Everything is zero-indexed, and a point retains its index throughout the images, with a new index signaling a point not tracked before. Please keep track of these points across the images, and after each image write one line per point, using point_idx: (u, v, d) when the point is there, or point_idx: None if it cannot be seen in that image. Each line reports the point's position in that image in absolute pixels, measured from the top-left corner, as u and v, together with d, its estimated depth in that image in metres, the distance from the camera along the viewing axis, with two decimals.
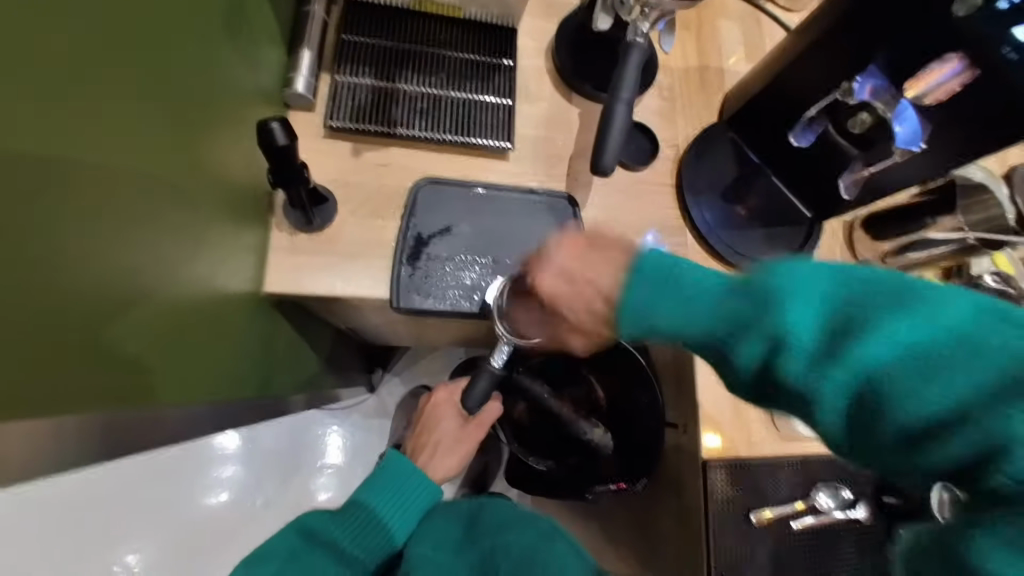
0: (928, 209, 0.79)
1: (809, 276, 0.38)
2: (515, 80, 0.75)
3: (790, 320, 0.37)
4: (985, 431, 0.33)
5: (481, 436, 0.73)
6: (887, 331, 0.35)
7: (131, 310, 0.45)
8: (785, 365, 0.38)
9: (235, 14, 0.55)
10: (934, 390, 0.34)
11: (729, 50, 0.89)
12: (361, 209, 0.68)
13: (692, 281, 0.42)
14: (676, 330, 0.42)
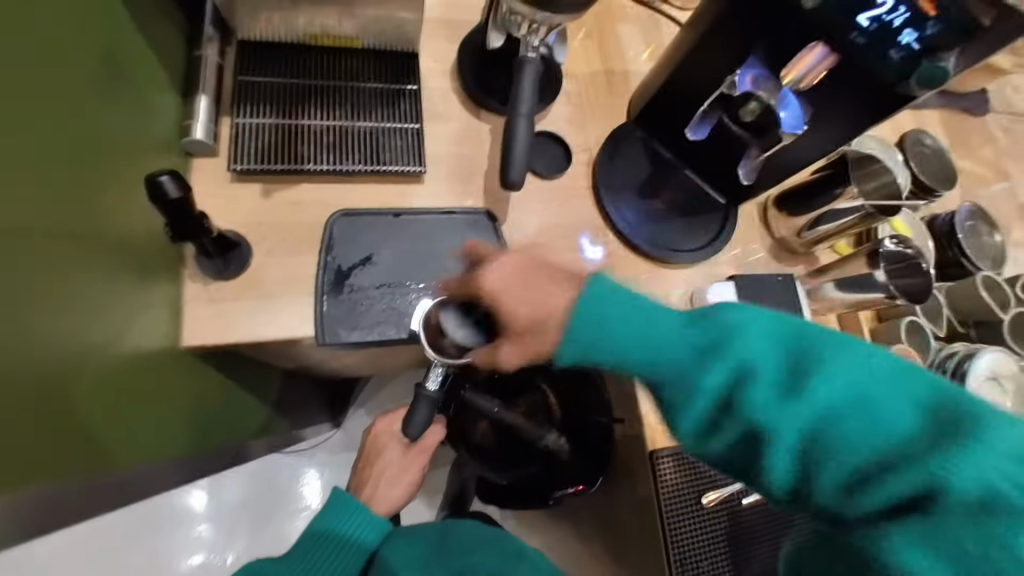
0: (831, 183, 0.84)
1: (761, 324, 0.46)
2: (422, 104, 0.76)
3: (746, 352, 0.45)
4: (905, 461, 0.40)
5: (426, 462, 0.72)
6: (829, 375, 0.43)
7: (21, 393, 0.43)
8: (741, 393, 0.44)
9: (115, 73, 0.53)
10: (866, 420, 0.41)
11: (631, 53, 0.92)
12: (277, 249, 0.67)
13: (652, 319, 0.49)
14: (628, 355, 0.49)
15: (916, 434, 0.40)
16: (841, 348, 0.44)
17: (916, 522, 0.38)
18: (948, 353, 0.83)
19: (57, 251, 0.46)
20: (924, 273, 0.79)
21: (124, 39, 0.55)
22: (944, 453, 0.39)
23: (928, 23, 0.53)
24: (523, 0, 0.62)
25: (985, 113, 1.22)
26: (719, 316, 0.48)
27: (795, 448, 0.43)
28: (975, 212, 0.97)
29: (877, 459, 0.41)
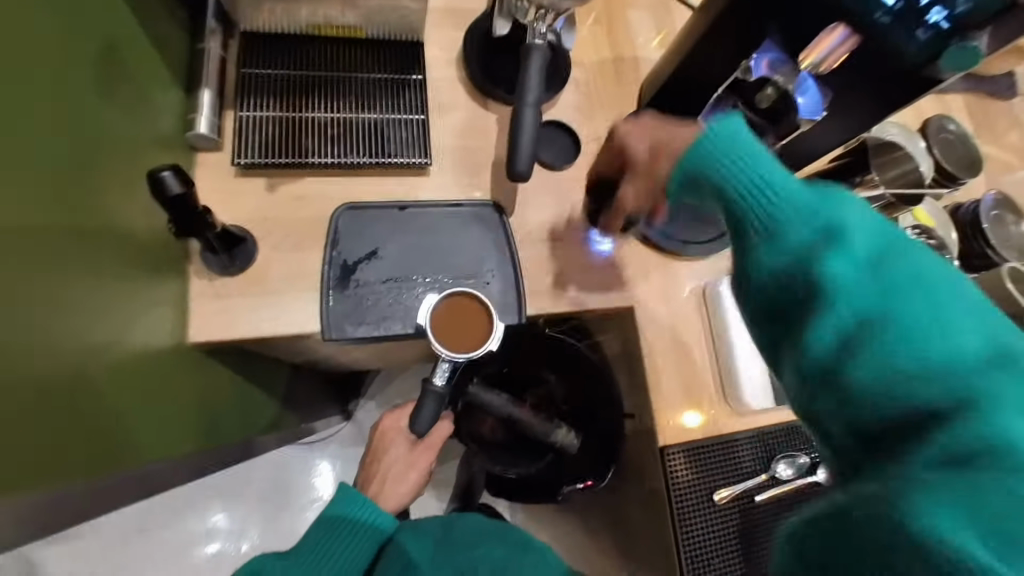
0: (849, 171, 0.80)
1: (874, 230, 0.42)
2: (428, 94, 0.75)
3: (852, 227, 0.41)
4: (982, 406, 0.35)
5: (432, 457, 0.71)
6: (923, 289, 0.39)
7: (26, 393, 0.42)
8: (834, 256, 0.40)
9: (114, 66, 0.52)
10: (949, 344, 0.37)
11: (641, 39, 0.90)
12: (283, 243, 0.67)
13: (781, 177, 0.44)
14: (738, 186, 0.45)
15: (997, 390, 0.36)
16: (950, 289, 0.40)
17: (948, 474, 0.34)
18: None
19: (62, 250, 0.45)
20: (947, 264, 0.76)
21: (125, 31, 0.54)
22: (1009, 410, 0.35)
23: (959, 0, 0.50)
24: None
25: (1011, 98, 1.18)
26: (873, 214, 0.44)
27: (844, 328, 0.40)
28: (999, 200, 0.93)
29: (948, 395, 0.36)
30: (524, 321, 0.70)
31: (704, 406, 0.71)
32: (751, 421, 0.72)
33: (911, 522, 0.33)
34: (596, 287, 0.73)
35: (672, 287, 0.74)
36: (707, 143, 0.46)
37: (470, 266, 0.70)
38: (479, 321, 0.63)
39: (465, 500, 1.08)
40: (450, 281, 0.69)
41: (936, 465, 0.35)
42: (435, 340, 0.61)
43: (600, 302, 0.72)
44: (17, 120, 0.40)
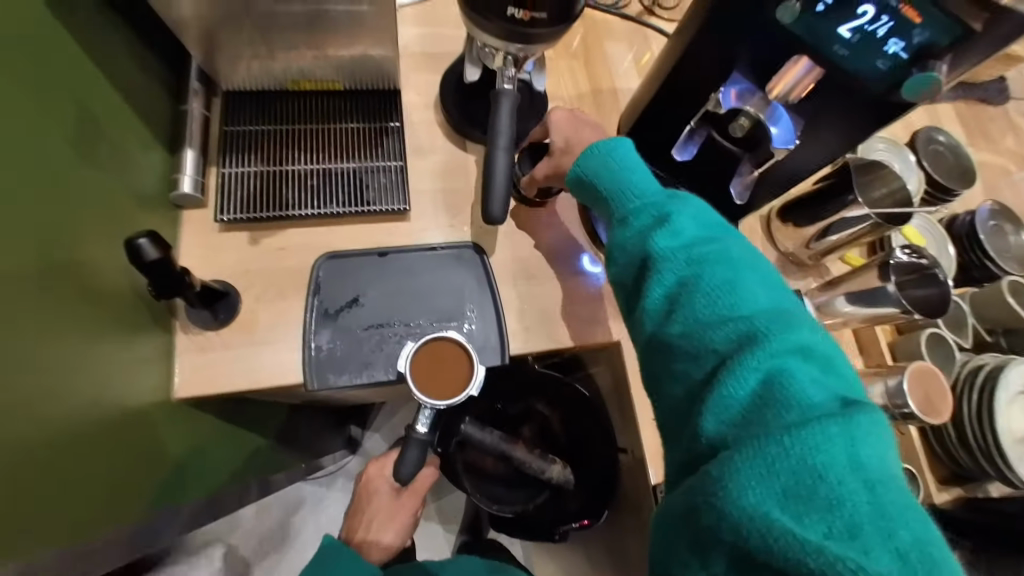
0: (833, 193, 0.79)
1: (706, 221, 0.53)
2: (406, 139, 0.77)
3: (682, 215, 0.52)
4: (759, 345, 0.43)
5: (416, 503, 0.71)
6: (731, 262, 0.49)
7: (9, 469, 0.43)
8: (662, 234, 0.51)
9: (92, 137, 0.54)
10: (742, 304, 0.47)
11: (619, 71, 0.91)
12: (267, 296, 0.68)
13: (642, 180, 0.57)
14: (609, 184, 0.57)
15: (777, 340, 0.44)
16: (755, 267, 0.50)
17: (737, 415, 0.42)
18: (974, 367, 0.77)
19: (34, 319, 0.46)
20: (942, 282, 0.74)
21: (104, 102, 0.56)
22: (787, 354, 0.43)
23: (915, 31, 0.46)
24: (495, 35, 0.62)
25: (1005, 102, 1.17)
26: (713, 214, 0.54)
27: (669, 290, 0.50)
28: (997, 209, 0.91)
29: (739, 343, 0.45)
30: (508, 360, 0.70)
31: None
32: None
33: (726, 491, 0.38)
34: (580, 323, 0.72)
35: None
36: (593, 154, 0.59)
37: (452, 308, 0.70)
38: (460, 368, 0.63)
39: (473, 534, 1.07)
40: (429, 325, 0.69)
41: (733, 407, 0.42)
42: (415, 387, 0.61)
43: (585, 339, 0.72)
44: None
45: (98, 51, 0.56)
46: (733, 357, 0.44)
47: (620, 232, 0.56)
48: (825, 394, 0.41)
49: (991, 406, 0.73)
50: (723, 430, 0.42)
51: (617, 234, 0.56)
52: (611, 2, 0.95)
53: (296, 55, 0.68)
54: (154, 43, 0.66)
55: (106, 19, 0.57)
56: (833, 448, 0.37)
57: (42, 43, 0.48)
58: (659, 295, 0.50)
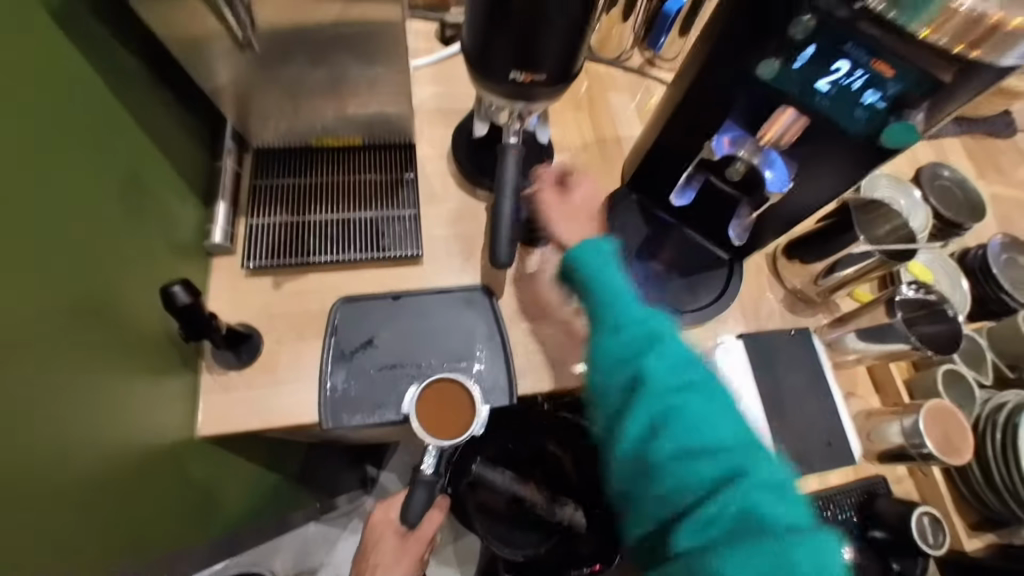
0: (835, 231, 0.80)
1: (678, 341, 0.59)
2: (420, 188, 0.82)
3: (662, 339, 0.58)
4: (737, 475, 0.52)
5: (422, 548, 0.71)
6: (701, 385, 0.57)
7: (52, 500, 0.47)
8: (649, 360, 0.57)
9: (139, 196, 0.61)
10: (714, 428, 0.55)
11: (622, 119, 0.96)
12: (286, 338, 0.72)
13: (622, 292, 0.61)
14: (595, 297, 0.62)
15: (748, 470, 0.53)
16: (715, 386, 0.58)
17: (720, 532, 0.51)
18: (997, 405, 0.75)
19: (79, 359, 0.50)
20: (951, 319, 0.73)
21: (150, 164, 0.63)
22: (759, 492, 0.51)
23: (888, 83, 0.49)
24: (501, 95, 0.68)
25: (1013, 134, 1.18)
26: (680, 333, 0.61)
27: (654, 414, 0.55)
28: (1007, 242, 0.90)
29: (721, 472, 0.53)
30: (515, 400, 0.71)
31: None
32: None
33: None
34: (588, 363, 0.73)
35: None
36: (584, 262, 0.62)
37: (461, 347, 0.73)
38: (464, 409, 0.65)
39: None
40: (440, 365, 0.72)
41: (716, 526, 0.51)
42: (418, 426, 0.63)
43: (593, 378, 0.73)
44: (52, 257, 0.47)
45: (145, 119, 0.63)
46: (714, 492, 0.52)
47: (599, 358, 0.60)
48: (789, 515, 0.52)
49: (1015, 444, 0.72)
50: (707, 543, 0.51)
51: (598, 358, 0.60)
52: (614, 55, 1.02)
53: (321, 115, 0.74)
54: (195, 108, 0.74)
55: (155, 91, 0.65)
56: (803, 566, 0.48)
57: (100, 117, 0.55)
58: (639, 427, 0.56)
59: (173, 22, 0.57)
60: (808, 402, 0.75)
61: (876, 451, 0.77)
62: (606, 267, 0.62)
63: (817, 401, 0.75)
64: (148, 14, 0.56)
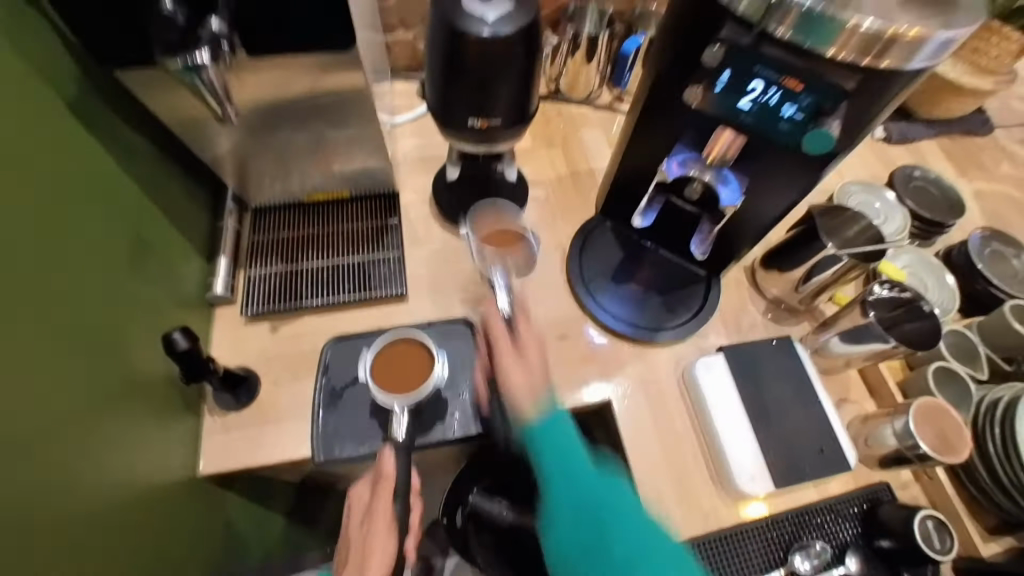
0: (803, 239, 0.81)
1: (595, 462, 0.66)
2: (404, 232, 0.88)
3: (586, 471, 0.64)
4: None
5: (387, 527, 0.60)
6: (615, 500, 0.62)
7: (76, 536, 0.51)
8: (576, 488, 0.63)
9: (144, 257, 0.68)
10: (630, 538, 0.60)
11: (593, 152, 1.01)
12: (283, 379, 0.77)
13: (552, 414, 0.68)
14: (530, 431, 0.67)
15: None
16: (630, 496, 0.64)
17: None
18: (992, 401, 0.73)
19: (92, 405, 0.56)
20: (928, 314, 0.74)
21: (154, 227, 0.71)
22: None
23: (801, 96, 0.54)
24: (466, 141, 0.74)
25: (991, 131, 1.19)
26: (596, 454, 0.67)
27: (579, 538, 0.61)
28: (986, 236, 0.90)
29: None
30: (500, 426, 0.74)
31: (697, 493, 0.73)
32: (754, 508, 0.72)
33: None
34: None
35: (649, 374, 0.80)
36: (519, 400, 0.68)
37: (447, 379, 0.77)
38: (413, 372, 0.71)
39: None
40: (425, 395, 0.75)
41: None
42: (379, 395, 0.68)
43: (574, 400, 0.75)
44: (66, 316, 0.54)
45: (154, 191, 0.71)
46: None
47: (539, 448, 0.66)
48: None
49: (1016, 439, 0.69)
50: None
51: (547, 458, 0.65)
52: (584, 95, 1.07)
53: (310, 174, 0.82)
54: (198, 177, 0.83)
55: (162, 167, 0.73)
56: None
57: (113, 192, 0.63)
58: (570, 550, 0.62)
59: (174, 106, 0.66)
60: (795, 410, 0.74)
61: (877, 456, 0.75)
62: (545, 407, 0.68)
63: (804, 407, 0.75)
64: (153, 102, 0.65)
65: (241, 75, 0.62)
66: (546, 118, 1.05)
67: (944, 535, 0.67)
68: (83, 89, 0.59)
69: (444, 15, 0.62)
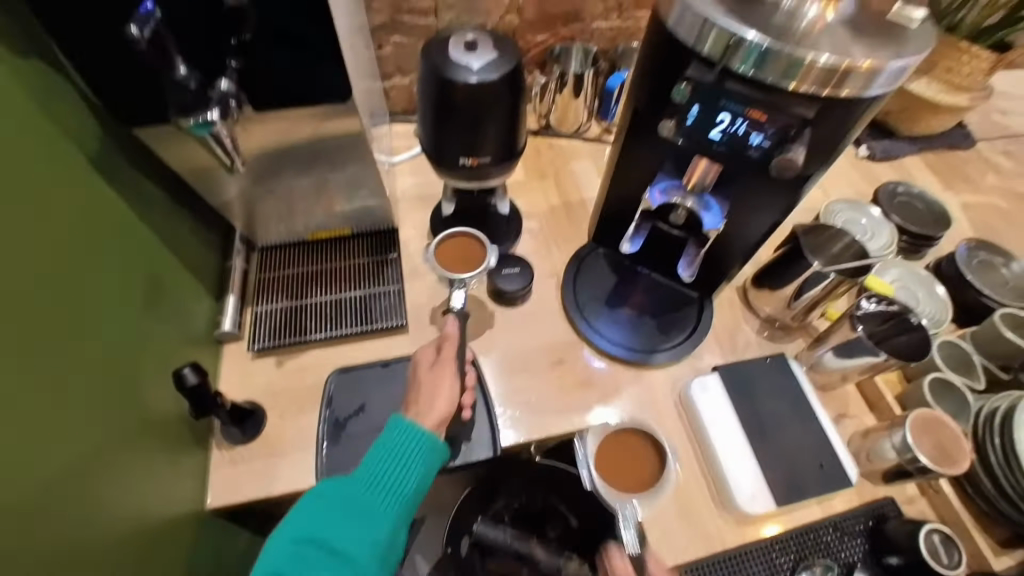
0: (788, 258, 0.83)
1: None
2: (404, 265, 0.92)
3: None
4: None
5: (454, 367, 0.73)
6: None
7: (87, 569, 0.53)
8: None
9: (157, 298, 0.71)
10: None
11: (584, 182, 1.05)
12: (289, 412, 0.80)
13: None
14: None
15: None
16: None
17: None
18: (990, 411, 0.74)
19: (104, 442, 0.58)
20: (917, 326, 0.75)
21: (166, 270, 0.75)
22: None
23: (766, 126, 0.57)
24: (459, 178, 0.78)
25: (973, 144, 1.22)
26: None
27: None
28: (973, 246, 0.92)
29: None
30: (499, 452, 0.76)
31: (699, 514, 0.73)
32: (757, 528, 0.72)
33: None
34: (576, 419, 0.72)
35: (645, 395, 0.81)
36: None
37: None
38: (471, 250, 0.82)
39: None
40: None
41: None
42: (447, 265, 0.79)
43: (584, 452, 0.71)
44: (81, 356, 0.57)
45: (167, 237, 0.76)
46: None
47: None
48: None
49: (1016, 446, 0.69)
50: None
51: None
52: (574, 128, 1.12)
53: (313, 215, 0.87)
54: (208, 221, 0.87)
55: (175, 214, 0.78)
56: None
57: (129, 237, 0.67)
58: None
59: (186, 158, 0.71)
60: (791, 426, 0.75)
61: (879, 472, 0.75)
62: None
63: (801, 422, 0.75)
64: (167, 154, 0.70)
65: (247, 126, 0.67)
66: (537, 151, 1.10)
67: (952, 549, 0.67)
68: (105, 146, 0.64)
69: (433, 65, 0.67)
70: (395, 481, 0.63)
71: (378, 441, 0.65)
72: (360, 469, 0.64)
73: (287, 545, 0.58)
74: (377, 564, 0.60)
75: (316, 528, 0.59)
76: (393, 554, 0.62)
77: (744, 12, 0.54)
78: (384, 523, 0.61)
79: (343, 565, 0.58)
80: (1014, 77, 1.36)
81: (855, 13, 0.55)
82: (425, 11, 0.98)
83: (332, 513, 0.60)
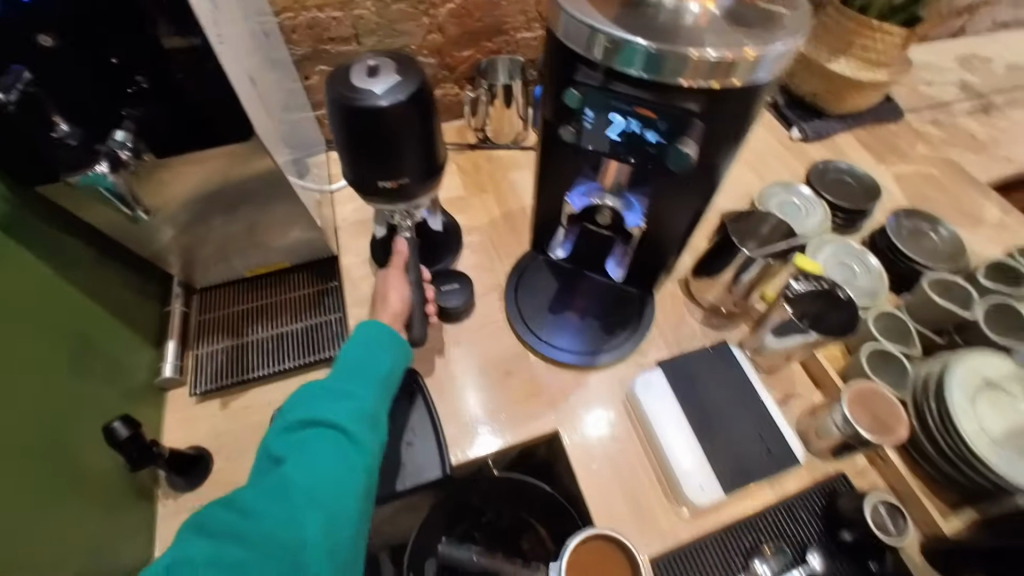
0: (719, 247, 0.84)
1: None
2: (346, 292, 0.92)
3: None
4: None
5: (402, 275, 0.78)
6: None
7: None
8: None
9: (88, 354, 0.70)
10: None
11: (523, 191, 1.06)
12: (237, 453, 0.79)
13: None
14: None
15: None
16: None
17: None
18: (924, 379, 0.75)
19: (43, 505, 0.57)
20: (846, 302, 0.76)
21: (97, 323, 0.74)
22: None
23: (657, 123, 0.58)
24: (383, 199, 0.78)
25: (901, 118, 1.25)
26: None
27: None
28: (902, 216, 0.94)
29: None
30: (446, 472, 0.74)
31: (652, 511, 0.73)
32: (703, 521, 0.72)
33: None
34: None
35: (595, 397, 0.81)
36: None
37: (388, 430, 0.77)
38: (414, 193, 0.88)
39: None
40: None
41: None
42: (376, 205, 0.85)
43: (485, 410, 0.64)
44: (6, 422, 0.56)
45: (95, 290, 0.74)
46: None
47: None
48: None
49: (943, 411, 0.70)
50: None
51: None
52: (510, 139, 1.12)
53: (248, 253, 0.86)
54: (141, 268, 0.86)
55: (103, 265, 0.77)
56: None
57: (51, 293, 0.66)
58: None
59: (105, 208, 0.70)
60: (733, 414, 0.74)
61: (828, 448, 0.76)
62: None
63: (746, 409, 0.76)
64: (85, 206, 0.69)
65: (164, 170, 0.67)
66: (475, 165, 1.10)
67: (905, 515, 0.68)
68: (15, 206, 0.63)
69: (341, 100, 0.67)
70: (370, 365, 0.66)
71: (348, 342, 0.69)
72: (336, 366, 0.67)
73: (284, 434, 0.61)
74: (370, 434, 0.62)
75: (307, 411, 0.61)
76: (382, 431, 0.65)
77: (625, 17, 0.55)
78: (369, 398, 0.64)
79: (340, 439, 0.60)
80: (933, 50, 1.41)
81: (736, 7, 0.56)
82: (346, 38, 0.98)
83: (319, 397, 0.62)
